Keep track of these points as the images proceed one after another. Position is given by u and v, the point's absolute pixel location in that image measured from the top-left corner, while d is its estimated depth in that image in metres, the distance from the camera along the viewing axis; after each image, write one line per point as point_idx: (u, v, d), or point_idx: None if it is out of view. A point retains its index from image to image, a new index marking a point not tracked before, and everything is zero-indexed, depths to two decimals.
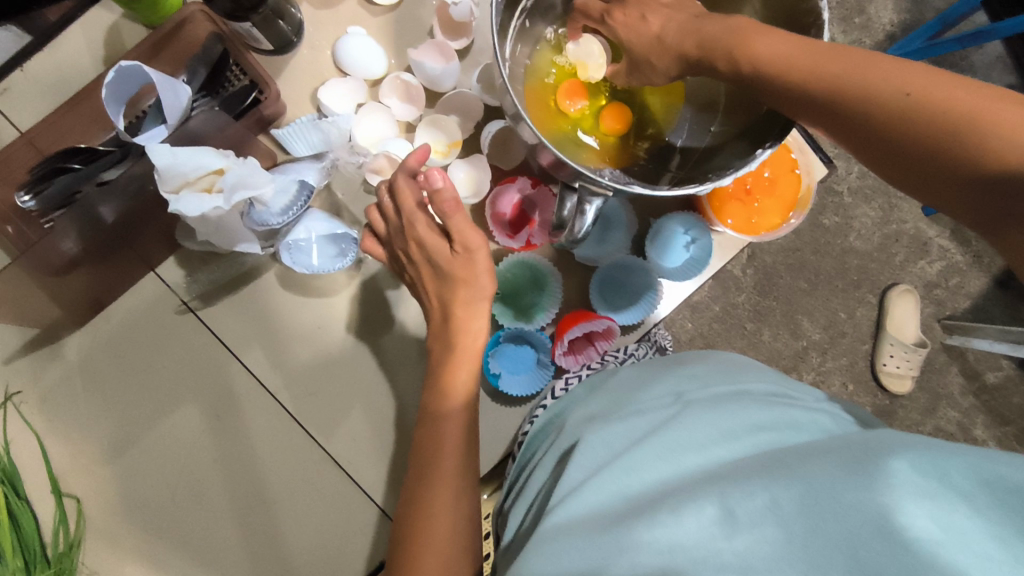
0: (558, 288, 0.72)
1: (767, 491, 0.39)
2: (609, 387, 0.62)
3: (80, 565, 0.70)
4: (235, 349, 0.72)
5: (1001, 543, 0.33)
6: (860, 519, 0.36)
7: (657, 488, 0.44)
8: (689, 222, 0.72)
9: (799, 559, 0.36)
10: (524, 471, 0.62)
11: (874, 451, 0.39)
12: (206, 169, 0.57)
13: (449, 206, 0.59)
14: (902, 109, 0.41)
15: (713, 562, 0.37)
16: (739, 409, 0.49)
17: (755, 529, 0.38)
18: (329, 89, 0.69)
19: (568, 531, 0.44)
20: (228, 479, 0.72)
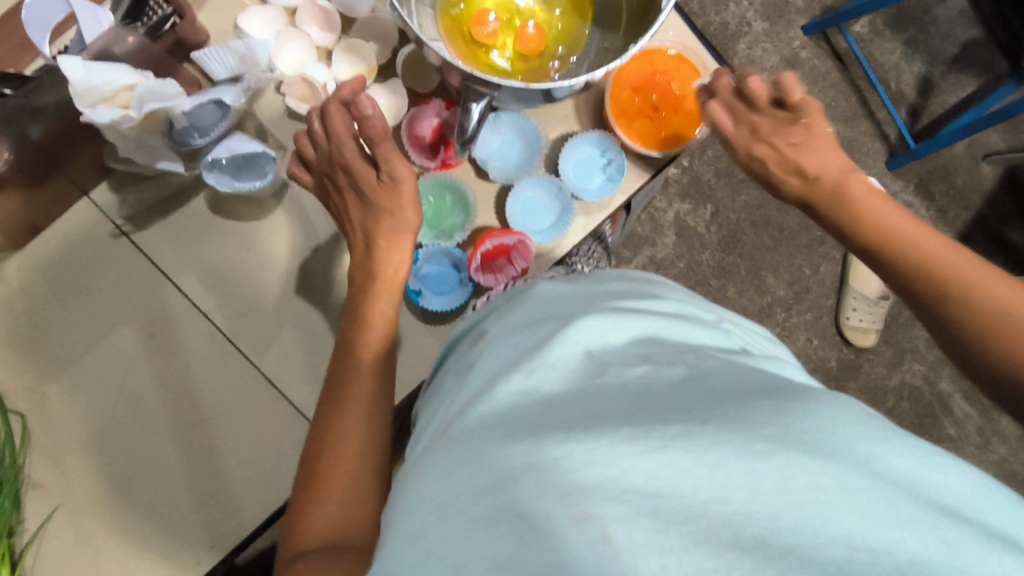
0: (474, 208, 0.75)
1: (683, 426, 0.38)
2: (532, 302, 0.62)
3: (25, 479, 0.73)
4: (169, 271, 0.75)
5: (907, 506, 0.34)
6: (776, 461, 0.35)
7: (571, 405, 0.43)
8: (602, 142, 0.75)
9: (702, 488, 0.34)
10: (437, 377, 0.64)
11: (783, 411, 0.40)
12: (118, 84, 0.60)
13: (377, 132, 0.64)
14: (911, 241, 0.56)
15: (623, 487, 0.35)
16: (658, 347, 0.49)
17: (665, 452, 0.36)
18: (248, 18, 0.71)
19: (483, 444, 0.41)
20: (166, 398, 0.75)
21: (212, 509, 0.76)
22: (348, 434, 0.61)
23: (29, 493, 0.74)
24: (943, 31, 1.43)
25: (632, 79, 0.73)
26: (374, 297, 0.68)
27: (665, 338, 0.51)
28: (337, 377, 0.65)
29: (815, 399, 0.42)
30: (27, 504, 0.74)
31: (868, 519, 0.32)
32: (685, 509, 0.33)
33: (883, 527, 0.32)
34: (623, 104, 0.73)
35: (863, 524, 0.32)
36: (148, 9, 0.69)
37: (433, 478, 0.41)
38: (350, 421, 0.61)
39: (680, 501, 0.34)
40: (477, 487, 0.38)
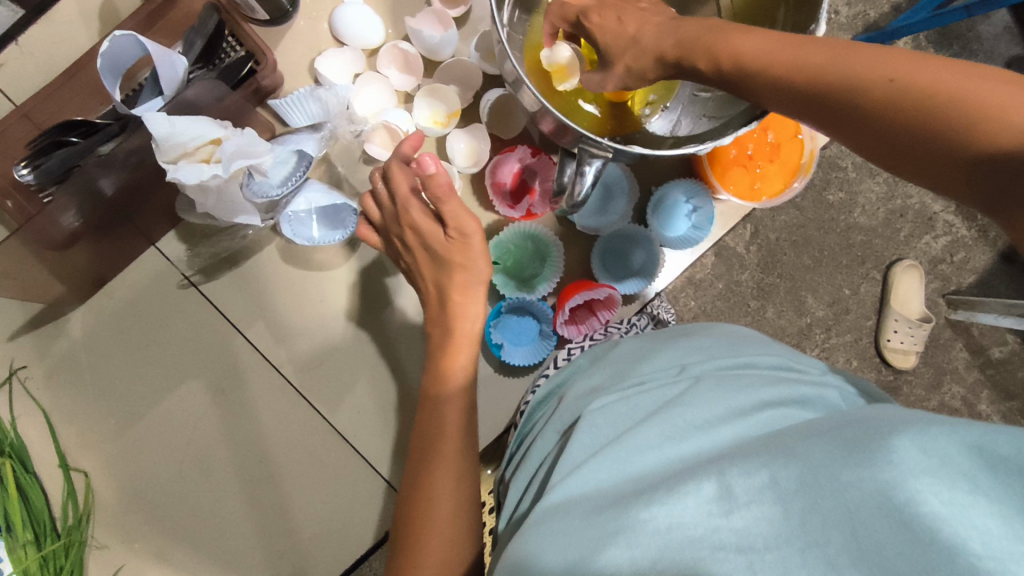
0: (558, 259, 0.72)
1: (767, 471, 0.38)
2: (612, 358, 0.61)
3: (90, 539, 0.70)
4: (238, 323, 0.72)
5: (1002, 520, 0.31)
6: (865, 496, 0.35)
7: (658, 471, 0.44)
8: (691, 189, 0.72)
9: (798, 537, 0.35)
10: (525, 441, 0.62)
11: (875, 431, 0.38)
12: (205, 138, 0.57)
13: (442, 191, 0.57)
14: (884, 95, 0.37)
15: (712, 542, 0.36)
16: (743, 387, 0.49)
17: (753, 508, 0.37)
18: (326, 59, 0.68)
19: (571, 513, 0.43)
20: (234, 454, 0.72)
21: (282, 565, 0.73)
22: (438, 501, 0.56)
23: (94, 554, 0.71)
24: (987, 47, 1.39)
25: None
26: (453, 351, 0.63)
27: (751, 385, 0.49)
28: (422, 437, 0.60)
29: (911, 417, 0.40)
30: (91, 563, 0.71)
31: (970, 538, 0.31)
32: (780, 562, 0.34)
33: (984, 543, 0.31)
34: (718, 153, 0.70)
35: (956, 544, 0.31)
36: (220, 49, 0.65)
37: (522, 545, 0.43)
38: (439, 492, 0.57)
39: (772, 554, 0.35)
40: (578, 551, 0.39)
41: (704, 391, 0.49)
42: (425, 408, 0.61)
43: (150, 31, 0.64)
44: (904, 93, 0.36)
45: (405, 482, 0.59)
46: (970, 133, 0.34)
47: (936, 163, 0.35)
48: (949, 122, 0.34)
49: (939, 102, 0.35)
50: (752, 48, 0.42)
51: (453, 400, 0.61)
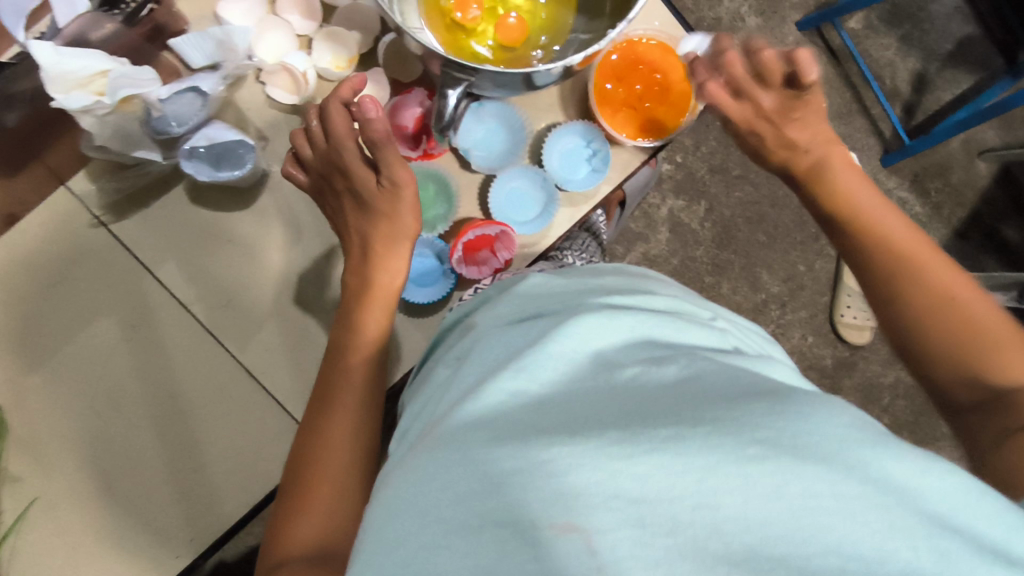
0: (458, 199, 0.74)
1: (679, 431, 0.34)
2: (519, 294, 0.61)
3: (5, 470, 0.73)
4: (150, 263, 0.74)
5: (882, 514, 0.30)
6: (766, 470, 0.31)
7: (562, 405, 0.39)
8: (586, 132, 0.74)
9: (688, 495, 0.31)
10: (431, 359, 0.64)
11: (780, 411, 0.35)
12: (92, 70, 0.60)
13: (380, 137, 0.60)
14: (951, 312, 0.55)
15: (609, 495, 0.31)
16: (651, 336, 0.45)
17: (655, 456, 0.32)
18: (231, 4, 0.70)
19: (465, 440, 0.37)
20: (148, 390, 0.75)
21: (196, 501, 0.75)
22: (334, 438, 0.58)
23: (7, 485, 0.73)
24: (941, 26, 1.39)
25: (619, 68, 0.73)
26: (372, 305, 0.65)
27: (656, 334, 0.46)
28: (328, 376, 0.62)
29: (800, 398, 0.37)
30: (6, 494, 0.73)
31: (848, 533, 0.29)
32: (670, 517, 0.30)
33: (867, 540, 0.29)
34: (609, 95, 0.73)
35: (840, 540, 0.29)
36: None
37: (406, 487, 0.37)
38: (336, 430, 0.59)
39: (665, 509, 0.30)
40: (466, 490, 0.34)
41: (614, 337, 0.45)
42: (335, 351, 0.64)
43: None
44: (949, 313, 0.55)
45: (303, 425, 0.61)
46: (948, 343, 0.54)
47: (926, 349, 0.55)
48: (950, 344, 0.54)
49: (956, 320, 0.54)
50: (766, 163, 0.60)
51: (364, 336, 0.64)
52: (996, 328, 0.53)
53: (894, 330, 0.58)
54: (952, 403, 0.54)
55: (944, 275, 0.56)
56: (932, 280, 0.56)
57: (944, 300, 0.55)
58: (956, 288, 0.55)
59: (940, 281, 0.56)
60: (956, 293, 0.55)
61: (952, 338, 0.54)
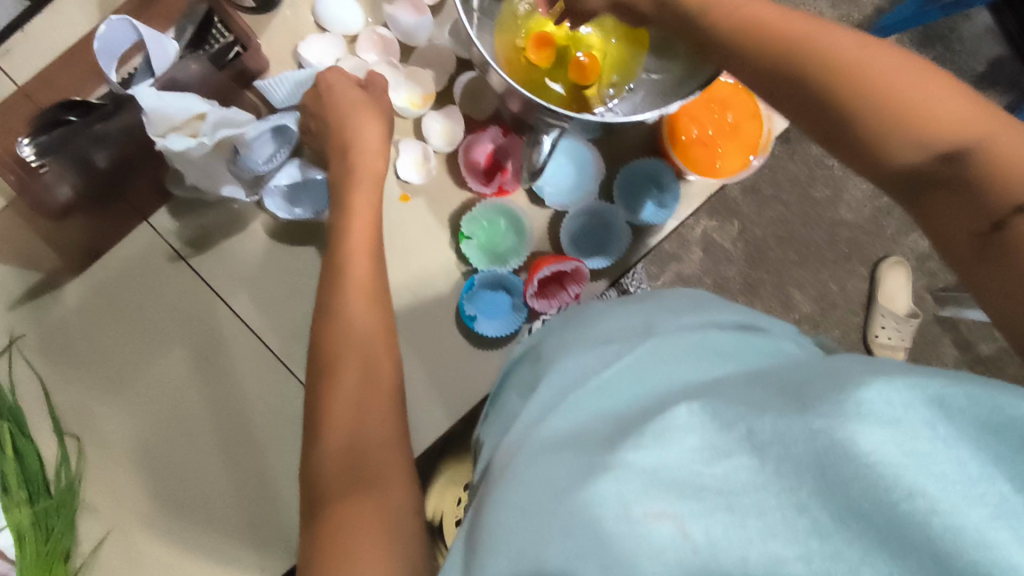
0: (531, 234, 0.75)
1: (745, 423, 0.37)
2: (585, 317, 0.60)
3: (82, 503, 0.73)
4: (225, 295, 0.75)
5: (959, 464, 0.31)
6: (829, 446, 0.33)
7: (635, 410, 0.42)
8: (656, 168, 0.75)
9: (773, 484, 0.34)
10: (499, 397, 0.63)
11: (833, 385, 0.36)
12: (190, 113, 0.61)
13: None
14: (895, 95, 0.38)
15: (694, 486, 0.35)
16: (708, 338, 0.47)
17: (735, 456, 0.36)
18: (311, 45, 0.72)
19: (557, 453, 0.41)
20: (220, 421, 0.75)
21: (266, 530, 0.75)
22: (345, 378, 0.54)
23: (83, 515, 0.74)
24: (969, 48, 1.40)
25: (693, 109, 0.74)
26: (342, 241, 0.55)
27: (717, 339, 0.47)
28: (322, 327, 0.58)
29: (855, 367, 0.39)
30: (82, 525, 0.74)
31: (927, 485, 0.31)
32: (756, 504, 0.34)
33: (944, 490, 0.30)
34: (681, 134, 0.74)
35: (915, 489, 0.31)
36: (209, 37, 0.70)
37: (501, 491, 0.41)
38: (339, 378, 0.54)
39: (750, 498, 0.34)
40: (557, 490, 0.37)
41: (674, 345, 0.47)
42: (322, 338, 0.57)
43: (145, 18, 0.68)
44: (912, 103, 0.38)
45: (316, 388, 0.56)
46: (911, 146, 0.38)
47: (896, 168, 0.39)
48: (941, 136, 0.37)
49: (895, 119, 0.38)
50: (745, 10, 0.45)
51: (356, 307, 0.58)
52: (939, 93, 0.38)
53: (820, 130, 0.42)
54: (954, 224, 0.37)
55: (887, 62, 0.39)
56: (834, 53, 0.40)
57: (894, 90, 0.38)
58: (876, 65, 0.39)
59: (851, 45, 0.40)
60: (871, 67, 0.39)
61: (893, 115, 0.38)
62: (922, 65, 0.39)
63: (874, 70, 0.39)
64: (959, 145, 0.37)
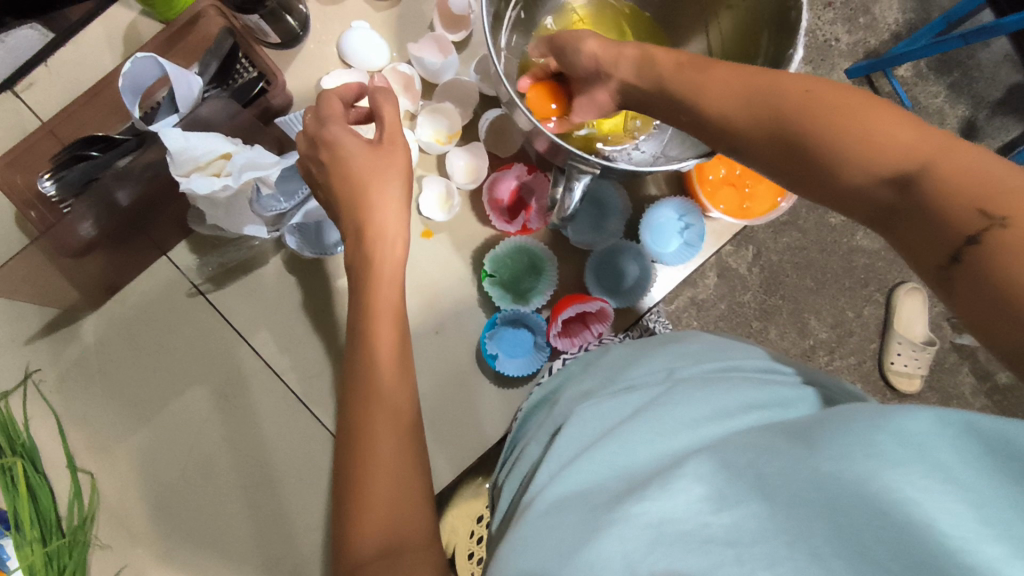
0: (553, 272, 0.74)
1: (755, 470, 0.36)
2: (603, 364, 0.58)
3: (93, 539, 0.72)
4: (245, 332, 0.74)
5: (969, 498, 0.29)
6: (843, 484, 0.32)
7: (648, 468, 0.40)
8: (680, 206, 0.74)
9: (784, 531, 0.32)
10: (516, 448, 0.60)
11: (846, 433, 0.34)
12: (216, 153, 0.61)
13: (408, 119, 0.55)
14: (818, 113, 0.37)
15: (700, 538, 0.33)
16: (730, 389, 0.45)
17: (742, 505, 0.34)
18: (333, 80, 0.71)
19: (569, 507, 0.39)
20: (238, 460, 0.74)
21: (283, 572, 0.74)
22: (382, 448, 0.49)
23: (94, 553, 0.72)
24: (989, 76, 1.35)
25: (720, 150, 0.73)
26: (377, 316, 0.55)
27: (742, 390, 0.45)
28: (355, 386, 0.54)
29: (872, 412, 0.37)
30: (94, 561, 0.72)
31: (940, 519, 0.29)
32: (768, 555, 0.31)
33: (958, 524, 0.29)
34: (708, 175, 0.74)
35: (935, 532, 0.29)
36: (234, 70, 0.69)
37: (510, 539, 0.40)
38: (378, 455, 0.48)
39: (761, 547, 0.31)
40: (563, 542, 0.36)
41: (690, 392, 0.45)
42: (348, 360, 0.55)
43: (169, 54, 0.68)
44: (829, 114, 0.36)
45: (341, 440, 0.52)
46: (855, 155, 0.35)
47: (846, 185, 0.36)
48: (841, 151, 0.35)
49: (837, 127, 0.36)
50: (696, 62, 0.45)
51: (381, 322, 0.55)
52: (865, 107, 0.36)
53: (789, 173, 0.39)
54: (915, 251, 0.34)
55: (799, 83, 0.38)
56: (783, 99, 0.38)
57: (808, 104, 0.37)
58: (822, 99, 0.37)
59: (795, 89, 0.38)
60: (828, 102, 0.37)
61: (861, 141, 0.35)
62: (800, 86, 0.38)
63: (788, 92, 0.38)
64: (906, 169, 0.33)
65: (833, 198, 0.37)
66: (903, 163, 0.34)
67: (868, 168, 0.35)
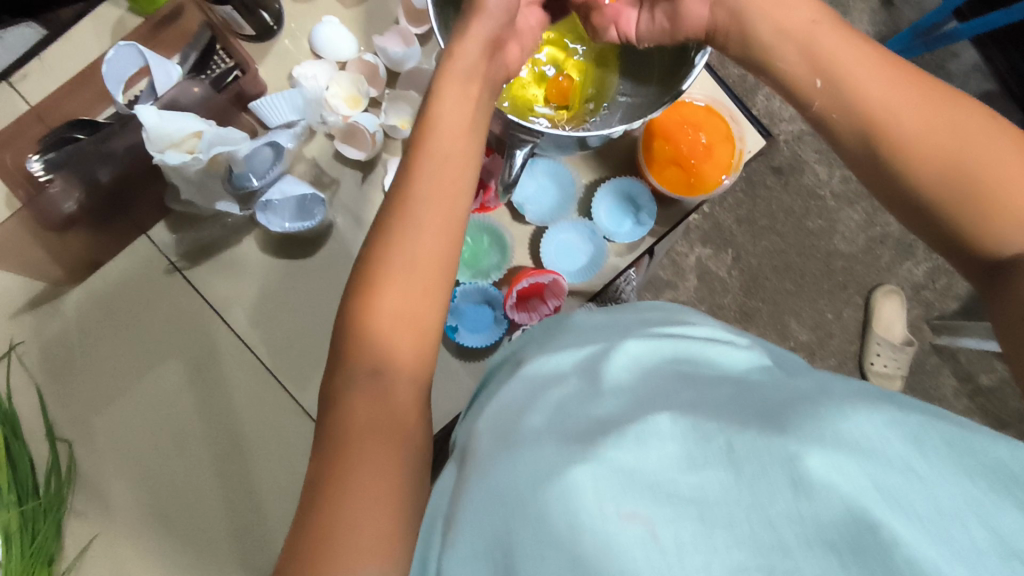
0: (512, 248, 0.78)
1: (725, 433, 0.36)
2: (566, 326, 0.59)
3: (69, 508, 0.75)
4: (218, 307, 0.78)
5: (929, 500, 0.31)
6: (811, 467, 0.33)
7: (619, 413, 0.40)
8: (631, 185, 0.78)
9: (744, 498, 0.33)
10: (479, 394, 0.62)
11: (815, 416, 0.36)
12: (186, 131, 0.66)
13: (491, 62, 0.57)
14: (928, 143, 0.47)
15: (666, 491, 0.34)
16: (695, 346, 0.47)
17: (710, 467, 0.35)
18: (304, 68, 0.77)
19: (538, 442, 0.40)
20: (211, 431, 0.77)
21: (249, 542, 0.76)
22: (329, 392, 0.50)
23: (71, 522, 0.75)
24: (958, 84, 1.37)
25: (667, 130, 0.77)
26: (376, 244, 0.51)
27: (706, 349, 0.46)
28: None
29: (834, 397, 0.38)
30: (69, 530, 0.75)
31: (898, 520, 0.30)
32: (728, 514, 0.32)
33: (910, 526, 0.30)
34: (655, 153, 0.77)
35: (882, 523, 0.30)
36: (211, 61, 0.75)
37: (473, 478, 0.41)
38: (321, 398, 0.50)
39: (723, 509, 0.33)
40: (534, 476, 0.37)
41: (664, 354, 0.46)
42: None
43: (152, 44, 0.74)
44: (929, 148, 0.47)
45: None
46: (948, 187, 0.46)
47: (931, 212, 0.47)
48: (947, 181, 0.46)
49: (933, 162, 0.47)
50: (847, 57, 0.52)
51: None
52: (972, 144, 0.46)
53: (887, 190, 0.50)
54: (981, 277, 0.46)
55: (915, 108, 0.48)
56: (904, 123, 0.48)
57: (909, 132, 0.48)
58: (971, 148, 0.46)
59: (903, 115, 0.48)
60: (971, 148, 0.46)
61: (950, 178, 0.46)
62: (944, 107, 0.48)
63: (905, 115, 0.48)
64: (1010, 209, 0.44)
65: (914, 216, 0.49)
66: (997, 205, 0.44)
67: (945, 198, 0.46)
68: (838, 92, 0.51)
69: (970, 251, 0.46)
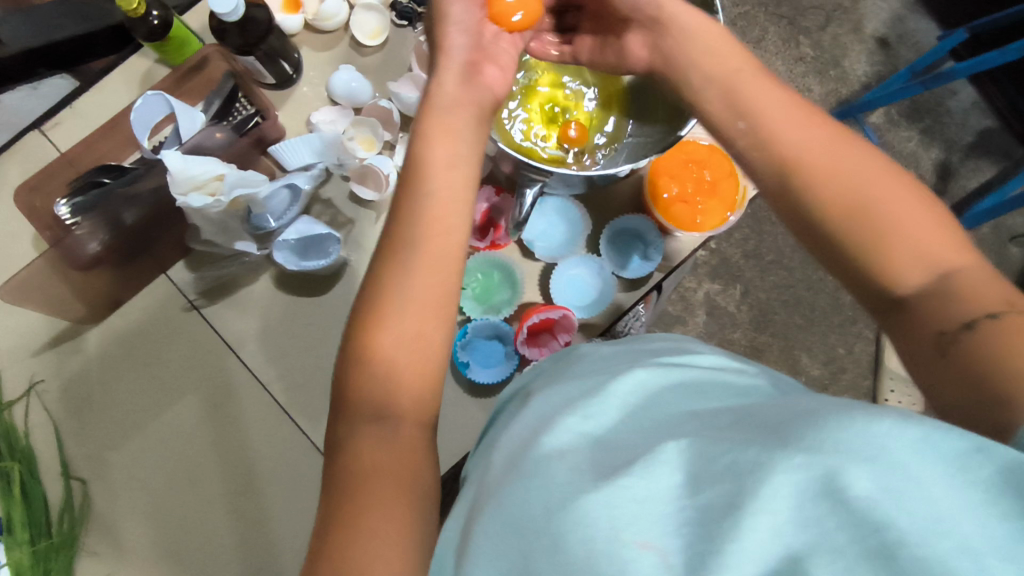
0: (522, 284, 0.80)
1: (727, 451, 0.36)
2: (578, 358, 0.59)
3: (81, 547, 0.75)
4: (234, 344, 0.79)
5: (928, 499, 0.29)
6: (806, 479, 0.32)
7: (630, 441, 0.41)
8: (638, 223, 0.80)
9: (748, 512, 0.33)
10: (489, 429, 0.62)
11: (809, 423, 0.35)
12: (210, 174, 0.68)
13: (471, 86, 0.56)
14: (822, 179, 0.47)
15: (677, 518, 0.35)
16: (691, 374, 0.47)
17: (714, 485, 0.35)
18: (322, 114, 0.81)
19: (549, 471, 0.40)
20: (224, 466, 0.78)
21: None
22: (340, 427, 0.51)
23: (82, 560, 0.75)
24: (957, 123, 1.40)
25: (672, 169, 0.79)
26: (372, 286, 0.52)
27: (709, 376, 0.47)
28: None
29: (837, 404, 0.37)
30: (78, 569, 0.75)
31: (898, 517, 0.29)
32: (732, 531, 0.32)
33: (914, 520, 0.29)
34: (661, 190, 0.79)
35: (884, 519, 0.29)
36: (234, 108, 0.77)
37: (490, 505, 0.42)
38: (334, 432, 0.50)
39: (729, 523, 0.32)
40: (548, 507, 0.38)
41: (670, 379, 0.46)
42: None
43: (179, 92, 0.78)
44: (826, 187, 0.47)
45: None
46: (864, 228, 0.45)
47: (842, 259, 0.46)
48: (856, 225, 0.45)
49: (838, 203, 0.46)
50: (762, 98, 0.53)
51: None
52: (878, 183, 0.46)
53: (804, 235, 0.48)
54: (901, 329, 0.44)
55: (815, 144, 0.49)
56: (806, 160, 0.48)
57: (799, 169, 0.48)
58: (880, 196, 0.45)
59: (798, 150, 0.49)
60: (872, 197, 0.45)
61: (859, 222, 0.45)
62: (823, 145, 0.48)
63: (811, 150, 0.49)
64: (914, 252, 0.43)
65: (826, 262, 0.47)
66: (912, 251, 0.43)
67: (843, 239, 0.46)
68: (751, 133, 0.52)
69: (882, 296, 0.45)
